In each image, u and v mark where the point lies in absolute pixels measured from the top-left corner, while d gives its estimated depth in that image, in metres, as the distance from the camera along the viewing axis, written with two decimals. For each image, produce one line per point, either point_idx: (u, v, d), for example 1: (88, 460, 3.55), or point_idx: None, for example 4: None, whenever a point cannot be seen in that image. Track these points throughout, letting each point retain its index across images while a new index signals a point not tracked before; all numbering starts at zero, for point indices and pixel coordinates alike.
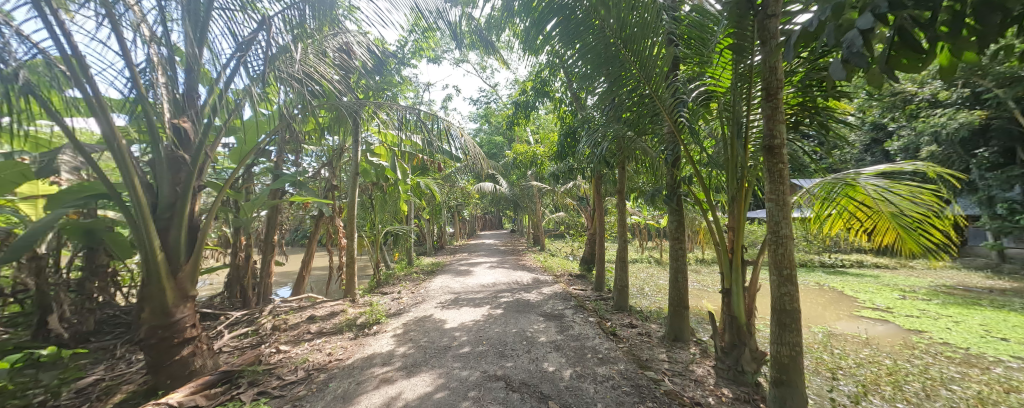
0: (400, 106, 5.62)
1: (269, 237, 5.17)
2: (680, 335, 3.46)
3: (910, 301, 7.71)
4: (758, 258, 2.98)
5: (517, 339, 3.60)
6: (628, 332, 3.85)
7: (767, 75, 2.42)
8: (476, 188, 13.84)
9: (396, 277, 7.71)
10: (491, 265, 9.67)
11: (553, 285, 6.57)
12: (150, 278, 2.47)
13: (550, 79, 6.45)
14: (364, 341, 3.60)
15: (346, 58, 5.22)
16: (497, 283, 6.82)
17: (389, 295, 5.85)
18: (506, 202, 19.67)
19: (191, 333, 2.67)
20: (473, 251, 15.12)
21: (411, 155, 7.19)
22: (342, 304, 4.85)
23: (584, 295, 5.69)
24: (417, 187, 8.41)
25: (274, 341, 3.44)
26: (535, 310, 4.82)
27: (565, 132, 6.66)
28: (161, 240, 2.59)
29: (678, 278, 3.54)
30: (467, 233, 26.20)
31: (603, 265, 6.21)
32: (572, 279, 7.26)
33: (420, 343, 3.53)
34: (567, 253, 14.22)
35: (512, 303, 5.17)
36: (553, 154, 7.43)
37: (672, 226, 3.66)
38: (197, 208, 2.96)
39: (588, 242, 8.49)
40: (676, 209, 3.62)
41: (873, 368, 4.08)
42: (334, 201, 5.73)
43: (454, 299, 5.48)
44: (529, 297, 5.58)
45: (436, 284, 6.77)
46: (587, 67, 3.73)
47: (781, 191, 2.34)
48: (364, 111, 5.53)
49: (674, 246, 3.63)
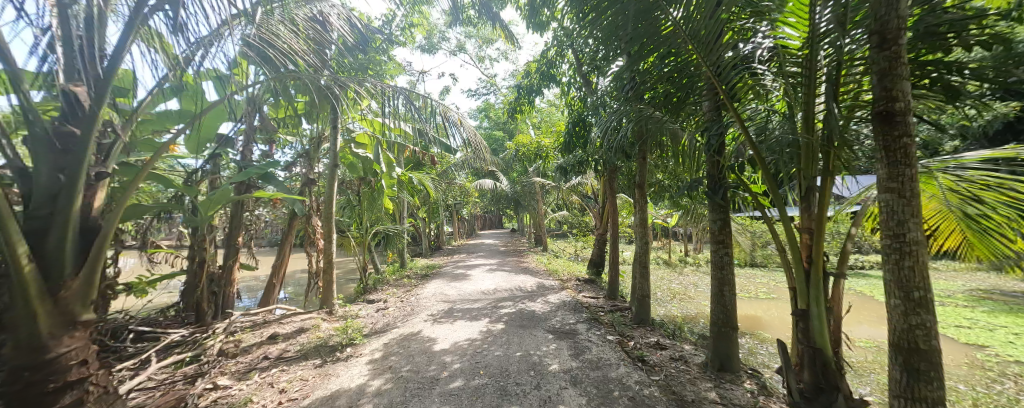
0: (390, 90, 4.90)
1: (232, 239, 4.46)
2: (727, 365, 2.75)
3: (951, 308, 7.00)
4: (841, 268, 2.26)
5: (523, 368, 2.88)
6: (658, 356, 3.13)
7: (884, 11, 1.68)
8: (475, 185, 13.14)
9: (386, 281, 6.99)
10: (491, 268, 8.98)
11: (560, 293, 5.86)
12: (11, 299, 1.71)
13: (556, 60, 5.71)
14: (331, 370, 2.88)
15: (322, 30, 4.40)
16: (497, 289, 6.11)
17: (373, 304, 5.12)
18: (506, 201, 18.91)
19: (77, 374, 1.95)
20: (472, 251, 14.34)
21: (401, 146, 6.42)
22: (317, 318, 4.14)
23: (596, 305, 4.98)
24: (409, 183, 7.69)
25: (218, 373, 2.72)
26: (542, 324, 4.10)
27: (573, 120, 5.94)
28: (30, 246, 1.86)
29: (725, 292, 2.82)
30: (466, 233, 25.45)
31: (617, 270, 5.50)
32: (580, 285, 6.54)
33: (400, 374, 2.81)
34: (570, 254, 13.49)
35: (515, 316, 4.46)
36: (559, 146, 6.70)
37: (715, 227, 2.94)
38: (97, 204, 2.22)
39: (596, 243, 7.76)
40: (719, 206, 2.90)
41: (954, 399, 3.35)
42: (310, 198, 5.00)
43: (447, 310, 4.76)
44: (534, 307, 4.87)
45: (429, 291, 6.04)
46: (602, 37, 3.01)
47: (909, 176, 1.59)
48: (345, 95, 4.80)
49: (715, 252, 2.92)
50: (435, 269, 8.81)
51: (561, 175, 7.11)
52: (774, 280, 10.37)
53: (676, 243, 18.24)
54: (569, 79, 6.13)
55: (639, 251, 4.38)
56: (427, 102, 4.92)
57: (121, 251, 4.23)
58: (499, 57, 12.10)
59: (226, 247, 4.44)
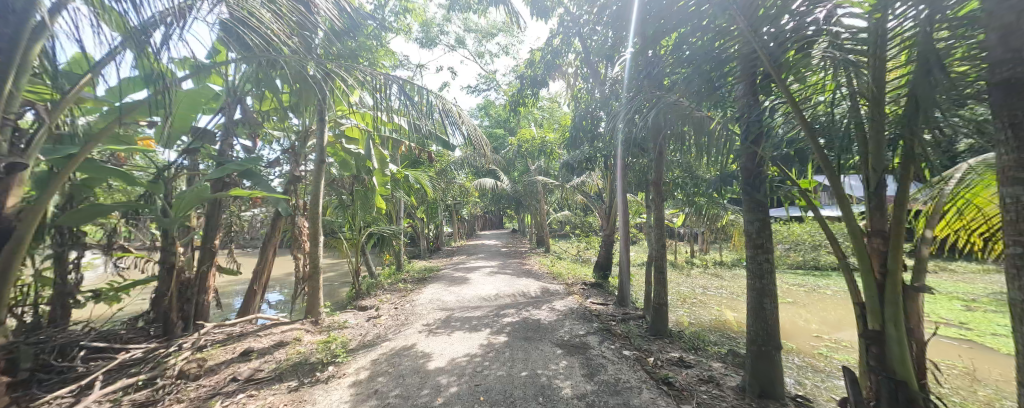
0: (382, 78, 4.48)
1: (207, 241, 4.05)
2: (769, 390, 2.36)
3: (980, 313, 6.58)
4: (918, 279, 1.86)
5: (529, 394, 2.48)
6: (685, 377, 2.74)
7: None
8: (475, 184, 12.74)
9: (381, 286, 6.59)
10: (492, 271, 8.59)
11: (566, 298, 5.46)
12: None
13: (562, 48, 5.30)
14: (307, 395, 2.48)
15: (304, 12, 3.94)
16: (499, 294, 5.72)
17: (364, 312, 4.72)
18: (507, 201, 18.50)
19: None
20: (473, 253, 13.95)
21: (395, 141, 5.97)
22: (301, 329, 3.76)
23: (606, 313, 4.58)
24: (405, 181, 7.30)
25: (172, 401, 2.31)
26: (549, 336, 3.71)
27: (579, 114, 5.55)
28: None
29: (767, 304, 2.42)
30: (466, 233, 25.06)
31: (627, 275, 5.11)
32: (587, 290, 6.15)
33: (386, 401, 2.41)
34: (574, 255, 13.08)
35: (518, 326, 4.07)
36: (564, 142, 6.29)
37: (752, 229, 2.54)
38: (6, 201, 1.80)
39: (603, 245, 7.36)
40: (757, 205, 2.51)
41: None
42: (295, 197, 4.60)
43: (444, 319, 4.36)
44: (540, 315, 4.46)
45: (426, 297, 5.65)
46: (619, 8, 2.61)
47: None
48: (335, 86, 4.43)
49: (753, 257, 2.52)
50: (433, 272, 8.42)
51: (566, 173, 6.72)
52: (786, 282, 9.95)
53: (681, 244, 17.83)
54: (575, 70, 5.74)
55: (656, 255, 3.97)
56: (424, 94, 4.53)
57: (84, 255, 3.83)
58: (499, 52, 11.71)
59: (200, 251, 4.04)
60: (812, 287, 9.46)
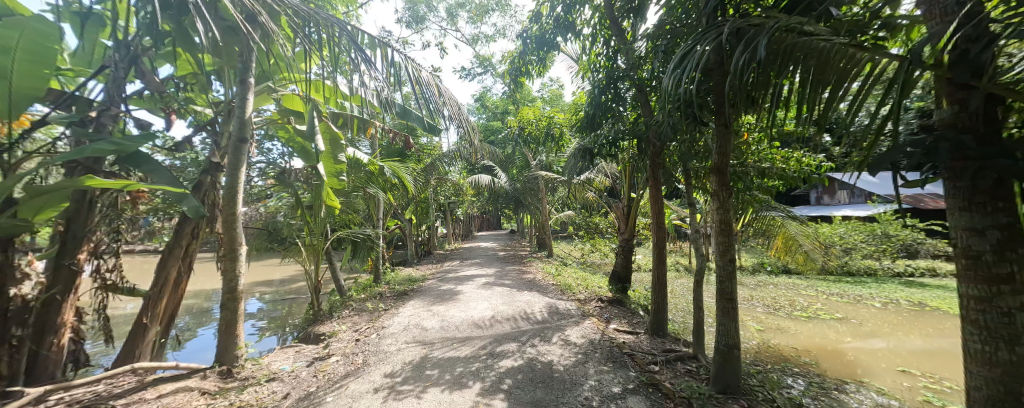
0: (344, 38, 3.27)
1: (64, 256, 2.78)
2: None
3: None
4: None
5: None
6: None
7: None
8: (470, 181, 11.42)
9: (348, 304, 5.31)
10: (488, 281, 7.32)
11: (581, 324, 4.22)
12: None
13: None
14: None
15: None
16: (494, 318, 4.47)
17: (309, 351, 3.45)
18: (506, 201, 17.19)
19: None
20: (468, 257, 12.62)
21: (364, 122, 4.74)
22: (193, 391, 2.49)
23: (641, 351, 3.34)
24: (381, 175, 6.02)
25: None
26: (570, 400, 2.44)
27: (597, 85, 4.27)
28: None
29: None
30: (461, 236, 23.71)
31: (664, 294, 3.89)
32: (605, 310, 4.90)
33: None
34: (579, 261, 11.80)
35: (522, 377, 2.80)
36: (577, 124, 5.01)
37: (990, 243, 1.24)
38: None
39: (621, 252, 6.18)
40: (991, 201, 1.22)
41: None
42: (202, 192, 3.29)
43: (417, 363, 3.10)
44: (551, 355, 3.21)
45: (401, 321, 4.39)
46: None
47: None
48: (273, 47, 3.19)
49: (985, 303, 1.27)
50: (419, 283, 7.14)
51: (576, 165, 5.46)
52: (822, 292, 8.76)
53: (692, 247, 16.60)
54: (590, 30, 4.49)
55: (722, 275, 2.72)
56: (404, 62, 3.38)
57: None
58: (496, 34, 10.44)
59: (52, 270, 2.76)
60: (855, 298, 8.23)
